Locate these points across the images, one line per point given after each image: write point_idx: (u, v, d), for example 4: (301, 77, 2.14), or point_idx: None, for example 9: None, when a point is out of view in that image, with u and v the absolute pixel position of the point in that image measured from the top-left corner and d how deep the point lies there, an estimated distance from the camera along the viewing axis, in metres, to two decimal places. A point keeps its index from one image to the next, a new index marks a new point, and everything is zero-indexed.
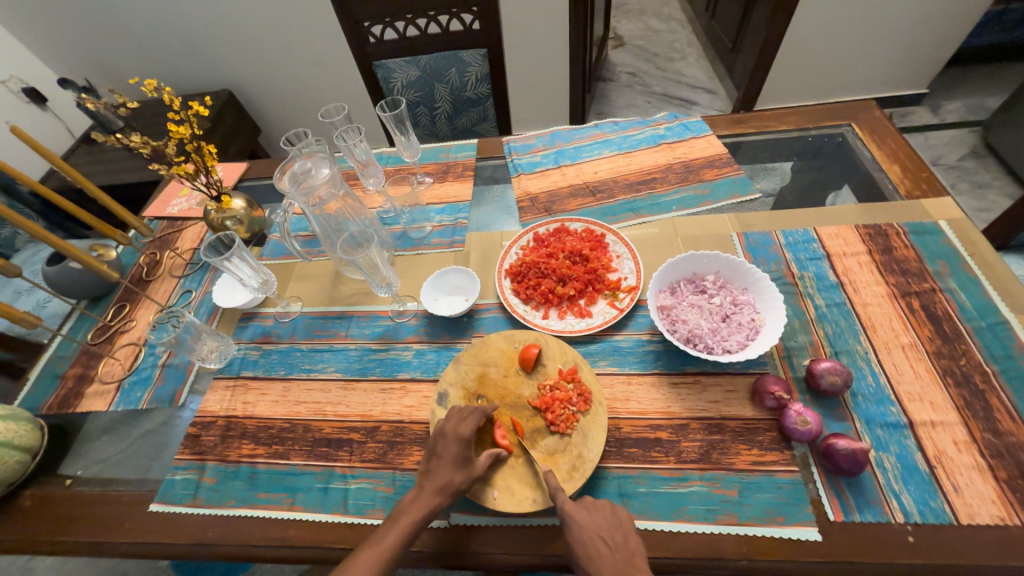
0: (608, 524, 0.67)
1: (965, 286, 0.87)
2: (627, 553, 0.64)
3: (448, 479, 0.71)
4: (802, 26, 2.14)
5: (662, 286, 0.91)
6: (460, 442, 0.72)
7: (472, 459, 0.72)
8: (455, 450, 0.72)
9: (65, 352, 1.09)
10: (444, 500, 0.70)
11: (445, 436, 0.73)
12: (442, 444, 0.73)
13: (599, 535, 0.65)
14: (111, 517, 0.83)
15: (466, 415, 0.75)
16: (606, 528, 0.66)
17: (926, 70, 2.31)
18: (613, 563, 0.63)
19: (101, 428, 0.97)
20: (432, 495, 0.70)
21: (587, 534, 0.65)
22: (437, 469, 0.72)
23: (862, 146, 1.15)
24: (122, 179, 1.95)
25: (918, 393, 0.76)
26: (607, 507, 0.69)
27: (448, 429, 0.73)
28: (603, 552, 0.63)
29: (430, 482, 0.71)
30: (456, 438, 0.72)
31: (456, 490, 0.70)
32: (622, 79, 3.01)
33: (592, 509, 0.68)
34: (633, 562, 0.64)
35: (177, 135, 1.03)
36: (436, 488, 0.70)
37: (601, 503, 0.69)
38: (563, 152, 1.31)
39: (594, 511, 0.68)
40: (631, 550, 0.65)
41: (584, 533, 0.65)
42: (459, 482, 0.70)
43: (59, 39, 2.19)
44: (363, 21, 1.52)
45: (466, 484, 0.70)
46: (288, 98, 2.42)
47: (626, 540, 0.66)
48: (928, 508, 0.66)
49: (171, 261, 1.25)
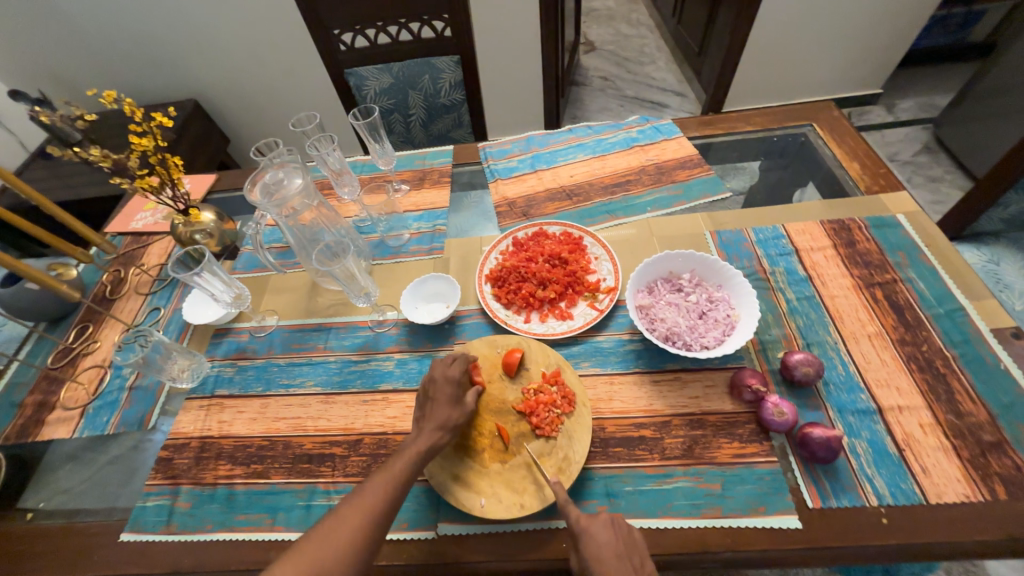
0: (625, 544, 0.64)
1: (923, 275, 0.91)
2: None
3: (446, 416, 0.73)
4: (763, 30, 2.22)
5: (640, 286, 0.93)
6: (453, 382, 0.76)
7: (464, 398, 0.76)
8: (449, 390, 0.76)
9: (23, 377, 1.04)
10: (446, 436, 0.72)
11: (437, 379, 0.77)
12: (434, 387, 0.76)
13: (616, 552, 0.62)
14: (77, 551, 0.79)
15: (453, 361, 0.80)
16: (624, 548, 0.63)
17: (880, 71, 2.42)
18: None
19: (64, 457, 0.92)
20: (432, 433, 0.72)
21: (604, 552, 0.62)
22: (432, 410, 0.74)
23: (823, 145, 1.20)
24: (81, 194, 1.87)
25: (885, 379, 0.79)
26: (626, 528, 0.66)
27: (439, 372, 0.77)
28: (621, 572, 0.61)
29: (428, 422, 0.73)
30: (448, 379, 0.77)
31: (454, 427, 0.73)
32: (594, 83, 3.06)
33: (612, 527, 0.65)
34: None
35: (139, 147, 0.99)
36: (436, 425, 0.72)
37: (620, 522, 0.66)
38: (539, 156, 1.32)
39: (613, 530, 0.65)
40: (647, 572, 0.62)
41: (602, 551, 0.62)
42: (457, 418, 0.74)
43: (8, 49, 2.08)
44: (332, 29, 1.50)
45: (463, 419, 0.74)
46: (258, 107, 2.37)
47: (642, 563, 0.63)
48: (899, 490, 0.68)
49: (136, 277, 1.20)
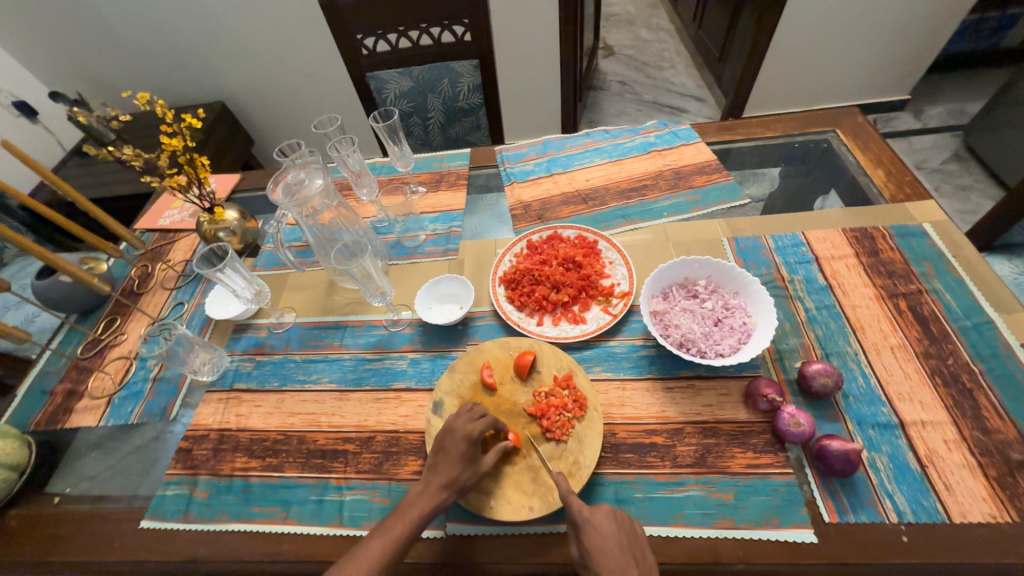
0: (626, 537, 0.65)
1: (950, 287, 0.88)
2: (644, 568, 0.62)
3: (454, 476, 0.71)
4: (786, 35, 2.19)
5: (654, 291, 0.92)
6: (468, 441, 0.72)
7: (478, 457, 0.72)
8: (463, 447, 0.72)
9: (54, 366, 1.08)
10: (449, 497, 0.70)
11: (454, 433, 0.73)
12: (450, 440, 0.73)
13: (618, 543, 0.63)
14: (100, 535, 0.82)
15: (476, 414, 0.75)
16: (625, 540, 0.64)
17: (908, 77, 2.36)
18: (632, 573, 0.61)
19: (90, 444, 0.96)
20: (437, 492, 0.71)
21: (607, 541, 0.63)
22: (443, 465, 0.72)
23: (847, 151, 1.18)
24: (113, 191, 1.94)
25: (907, 393, 0.77)
26: (627, 521, 0.66)
27: (456, 425, 0.74)
28: (622, 562, 0.61)
29: (435, 479, 0.72)
30: (464, 436, 0.72)
31: (461, 488, 0.71)
32: (612, 87, 3.06)
33: (613, 519, 0.66)
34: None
35: (169, 147, 1.03)
36: (442, 485, 0.71)
37: (621, 516, 0.67)
38: (555, 160, 1.32)
39: (615, 521, 0.66)
40: (648, 566, 0.63)
41: (605, 541, 0.63)
42: (465, 479, 0.71)
43: (49, 52, 2.18)
44: (355, 33, 1.53)
45: (471, 481, 0.71)
46: (281, 109, 2.43)
47: (644, 557, 0.63)
48: (921, 508, 0.66)
49: (162, 273, 1.24)
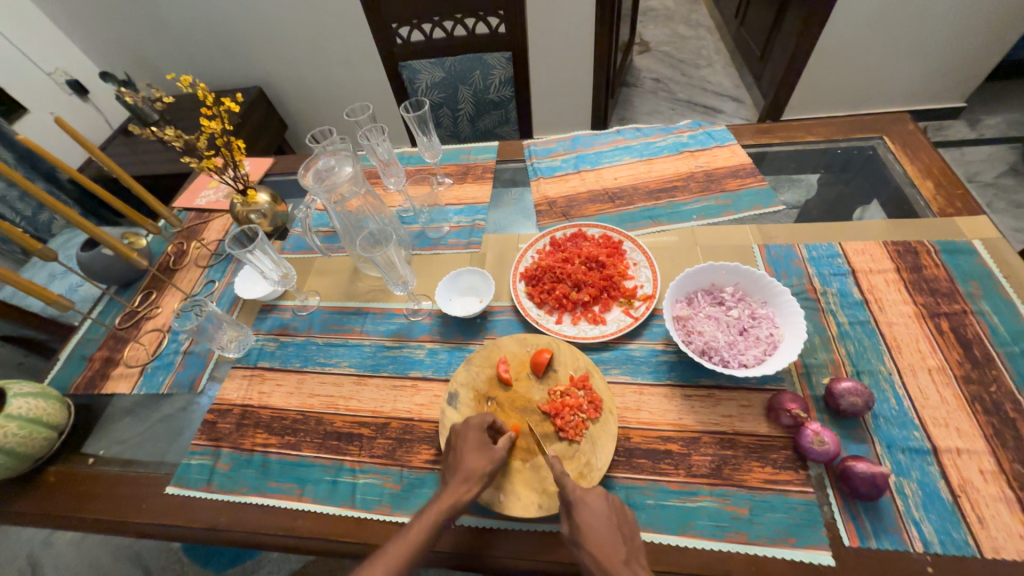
0: (616, 517, 0.66)
1: (999, 309, 0.83)
2: (633, 549, 0.64)
3: (475, 464, 0.71)
4: (834, 35, 2.09)
5: (678, 296, 0.90)
6: (478, 427, 0.74)
7: (491, 444, 0.73)
8: (474, 436, 0.74)
9: (94, 334, 1.14)
10: (472, 488, 0.70)
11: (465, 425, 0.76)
12: (460, 435, 0.75)
13: (608, 521, 0.65)
14: (128, 497, 0.86)
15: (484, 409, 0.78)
16: (615, 520, 0.65)
17: (965, 83, 2.22)
18: (620, 552, 0.62)
19: (124, 410, 1.01)
20: (460, 485, 0.70)
21: (597, 518, 0.65)
22: (461, 458, 0.72)
23: (893, 160, 1.12)
24: (155, 170, 2.02)
25: (943, 418, 0.73)
26: (618, 503, 0.68)
27: (468, 417, 0.77)
28: (610, 539, 0.63)
29: (456, 473, 0.71)
30: (473, 427, 0.74)
31: (482, 476, 0.70)
32: (646, 85, 2.99)
33: (606, 500, 0.67)
34: (638, 559, 0.63)
35: (208, 129, 1.06)
36: (463, 478, 0.70)
37: (613, 498, 0.68)
38: (583, 157, 1.30)
39: (606, 502, 0.67)
40: (636, 547, 0.64)
41: (595, 518, 0.65)
42: (485, 467, 0.70)
43: (102, 34, 2.28)
44: (391, 22, 1.54)
45: (490, 468, 0.70)
46: (316, 96, 2.47)
47: (633, 538, 0.65)
48: (950, 539, 0.63)
49: (196, 251, 1.29)
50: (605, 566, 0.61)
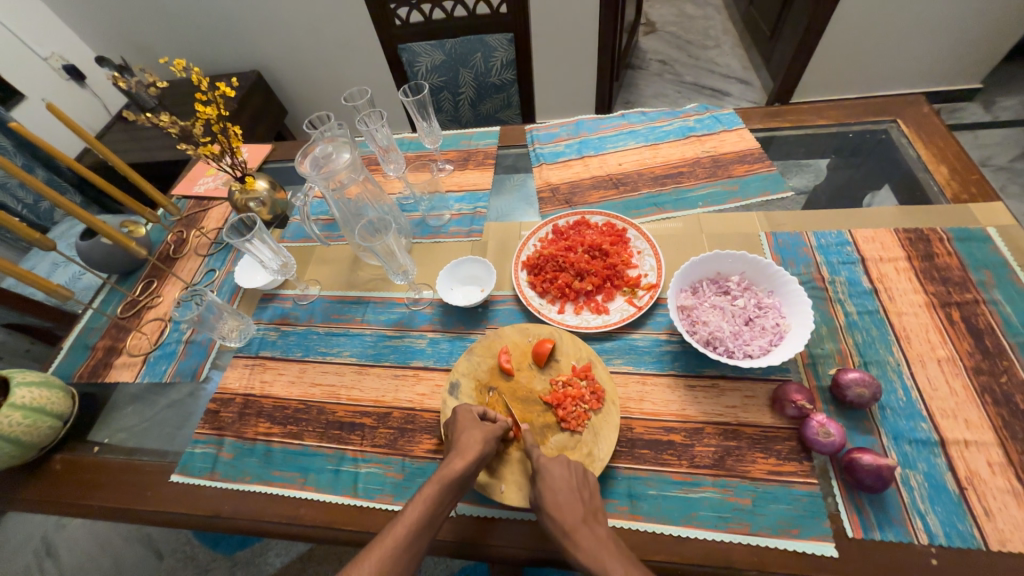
0: (576, 481, 0.67)
1: (1012, 298, 0.81)
2: (592, 508, 0.64)
3: (471, 441, 0.70)
4: (848, 14, 2.02)
5: (683, 285, 0.88)
6: (473, 412, 0.75)
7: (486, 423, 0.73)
8: (468, 418, 0.74)
9: (96, 323, 1.14)
10: (471, 459, 0.68)
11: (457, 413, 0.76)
12: (454, 421, 0.75)
13: (568, 485, 0.66)
14: (133, 485, 0.87)
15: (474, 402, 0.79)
16: (576, 483, 0.66)
17: (981, 63, 2.15)
18: (578, 512, 0.63)
19: (128, 399, 1.01)
20: (458, 458, 0.69)
21: (558, 483, 0.66)
22: (457, 436, 0.72)
23: (907, 144, 1.09)
24: (153, 157, 2.00)
25: (952, 410, 0.72)
26: (580, 468, 0.69)
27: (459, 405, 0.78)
28: (571, 501, 0.64)
29: (454, 448, 0.70)
30: (466, 410, 0.75)
31: (479, 449, 0.69)
32: (652, 67, 2.91)
33: (568, 466, 0.68)
34: (595, 517, 0.63)
35: (203, 116, 1.04)
36: (460, 450, 0.69)
37: (575, 465, 0.69)
38: (587, 142, 1.27)
39: (567, 468, 0.68)
40: (594, 507, 0.65)
41: (556, 482, 0.66)
42: (481, 439, 0.70)
43: (97, 17, 2.23)
44: (389, 3, 1.49)
45: (486, 442, 0.70)
46: (314, 80, 2.43)
47: (591, 498, 0.66)
48: (955, 531, 0.62)
49: (196, 240, 1.28)
50: (565, 526, 0.62)
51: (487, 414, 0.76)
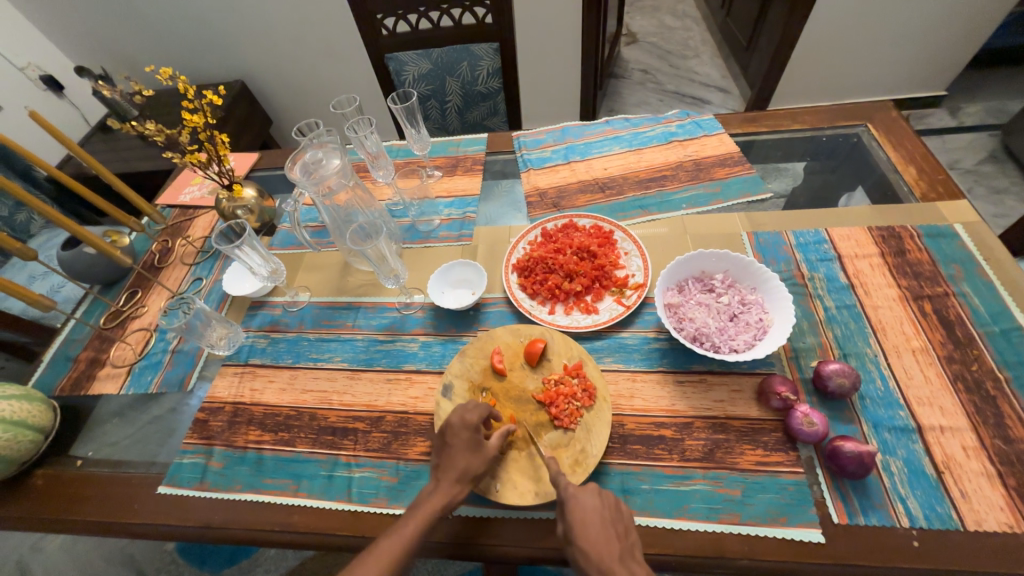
0: (610, 514, 0.65)
1: (979, 290, 0.86)
2: (627, 545, 0.64)
3: (465, 467, 0.71)
4: (819, 25, 2.10)
5: (669, 284, 0.91)
6: (470, 429, 0.73)
7: (484, 443, 0.73)
8: (466, 435, 0.73)
9: (78, 335, 1.11)
10: (463, 489, 0.70)
11: (453, 425, 0.73)
12: (454, 432, 0.73)
13: (602, 519, 0.64)
14: (119, 498, 0.85)
15: (470, 403, 0.76)
16: (610, 517, 0.65)
17: (945, 72, 2.26)
18: (614, 551, 0.62)
19: (112, 412, 0.99)
20: (451, 485, 0.70)
21: (592, 517, 0.64)
22: (452, 458, 0.72)
23: (877, 147, 1.14)
24: (135, 167, 1.97)
25: (927, 397, 0.75)
26: (612, 498, 0.67)
27: (456, 416, 0.74)
28: (606, 538, 0.63)
29: (448, 473, 0.71)
30: (465, 425, 0.73)
31: (474, 476, 0.71)
32: (634, 76, 2.99)
33: (599, 496, 0.66)
34: (633, 555, 0.63)
35: (190, 124, 1.03)
36: (454, 477, 0.70)
37: (606, 494, 0.68)
38: (573, 147, 1.30)
39: (601, 499, 0.66)
40: (630, 543, 0.64)
41: (591, 517, 0.64)
42: (476, 467, 0.71)
43: (76, 27, 2.21)
44: (376, 13, 1.52)
45: (482, 468, 0.72)
46: (301, 89, 2.43)
47: (626, 532, 0.65)
48: (934, 513, 0.65)
49: (182, 248, 1.26)
50: (602, 566, 0.61)
51: (489, 413, 0.76)
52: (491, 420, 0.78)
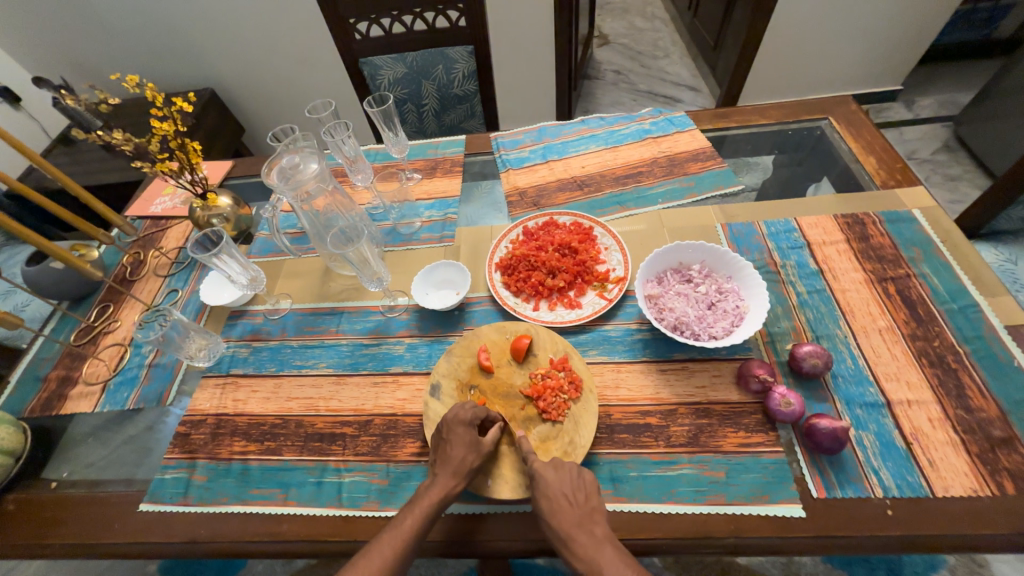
0: (571, 483, 0.68)
1: (938, 270, 0.90)
2: (589, 510, 0.66)
3: (461, 461, 0.71)
4: (781, 24, 2.18)
5: (649, 276, 0.93)
6: (468, 425, 0.74)
7: (480, 439, 0.74)
8: (462, 430, 0.73)
9: (47, 353, 1.07)
10: (461, 482, 0.70)
11: (450, 421, 0.74)
12: (449, 429, 0.74)
13: (561, 493, 0.67)
14: (99, 518, 0.82)
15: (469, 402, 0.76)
16: (570, 487, 0.67)
17: (899, 68, 2.38)
18: (572, 516, 0.65)
19: (86, 432, 0.95)
20: (449, 479, 0.71)
21: (553, 492, 0.67)
22: (448, 453, 0.72)
23: (839, 139, 1.19)
24: (102, 179, 1.91)
25: (894, 373, 0.79)
26: (574, 468, 0.70)
27: (452, 414, 0.75)
28: (564, 506, 0.65)
29: (444, 467, 0.71)
30: (460, 422, 0.74)
31: (470, 471, 0.71)
32: (607, 77, 3.04)
33: (560, 469, 0.69)
34: (593, 519, 0.65)
35: (160, 132, 1.01)
36: (451, 471, 0.71)
37: (568, 465, 0.70)
38: (551, 147, 1.32)
39: (561, 471, 0.69)
40: (592, 509, 0.66)
41: (552, 490, 0.67)
42: (472, 461, 0.71)
43: (32, 37, 2.13)
44: (348, 17, 1.51)
45: (479, 462, 0.72)
46: (273, 96, 2.39)
47: (588, 499, 0.67)
48: (905, 483, 0.68)
49: (155, 260, 1.23)
50: (562, 533, 0.64)
51: (488, 416, 0.76)
52: (487, 421, 0.78)
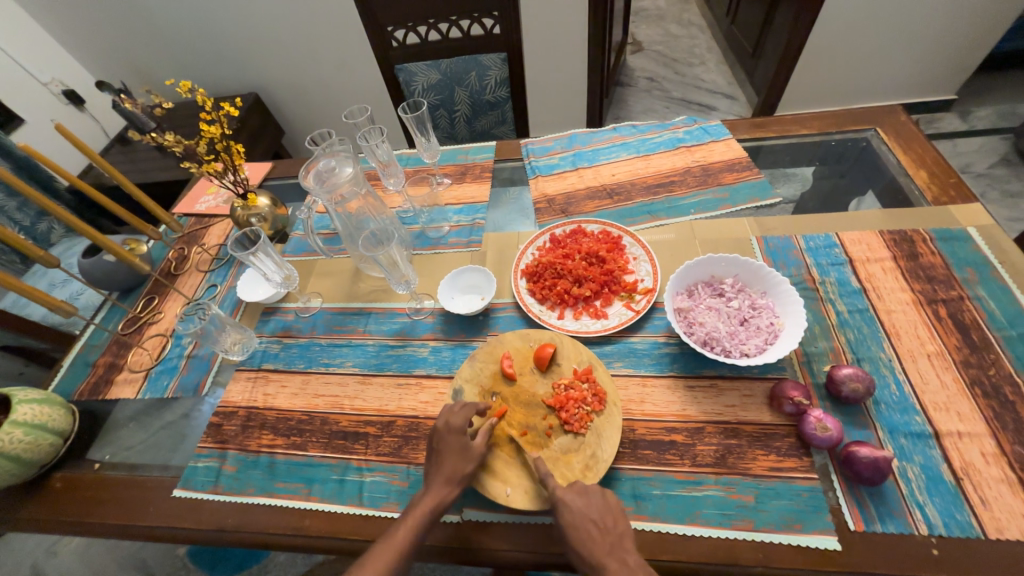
0: (596, 509, 0.67)
1: (995, 294, 0.84)
2: (618, 536, 0.65)
3: (453, 469, 0.72)
4: (825, 30, 2.11)
5: (679, 288, 0.91)
6: (459, 431, 0.74)
7: (470, 443, 0.74)
8: (454, 438, 0.74)
9: (97, 341, 1.14)
10: (454, 490, 0.71)
11: (440, 431, 0.75)
12: (439, 438, 0.74)
13: (589, 518, 0.66)
14: (137, 500, 0.86)
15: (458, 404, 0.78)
16: (596, 513, 0.66)
17: (954, 76, 2.25)
18: (604, 545, 0.63)
19: (128, 417, 1.00)
20: (442, 487, 0.71)
21: (580, 519, 0.65)
22: (440, 461, 0.73)
23: (887, 151, 1.13)
24: (153, 178, 2.03)
25: (944, 402, 0.74)
26: (598, 493, 0.68)
27: (442, 422, 0.75)
28: (593, 535, 0.64)
29: (436, 476, 0.72)
30: (450, 429, 0.74)
31: (463, 477, 0.71)
32: (640, 84, 3.01)
33: (584, 495, 0.68)
34: (622, 545, 0.64)
35: (207, 135, 1.05)
36: (443, 479, 0.71)
37: (591, 489, 0.69)
38: (581, 154, 1.31)
39: (585, 496, 0.68)
40: (621, 534, 0.65)
41: (578, 517, 0.65)
42: (464, 469, 0.72)
43: (97, 44, 2.29)
44: (386, 25, 1.55)
45: (473, 467, 0.72)
46: (312, 100, 2.48)
47: (617, 524, 0.66)
48: (954, 521, 0.64)
49: (197, 256, 1.29)
50: (592, 560, 0.63)
51: (478, 412, 0.78)
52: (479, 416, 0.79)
